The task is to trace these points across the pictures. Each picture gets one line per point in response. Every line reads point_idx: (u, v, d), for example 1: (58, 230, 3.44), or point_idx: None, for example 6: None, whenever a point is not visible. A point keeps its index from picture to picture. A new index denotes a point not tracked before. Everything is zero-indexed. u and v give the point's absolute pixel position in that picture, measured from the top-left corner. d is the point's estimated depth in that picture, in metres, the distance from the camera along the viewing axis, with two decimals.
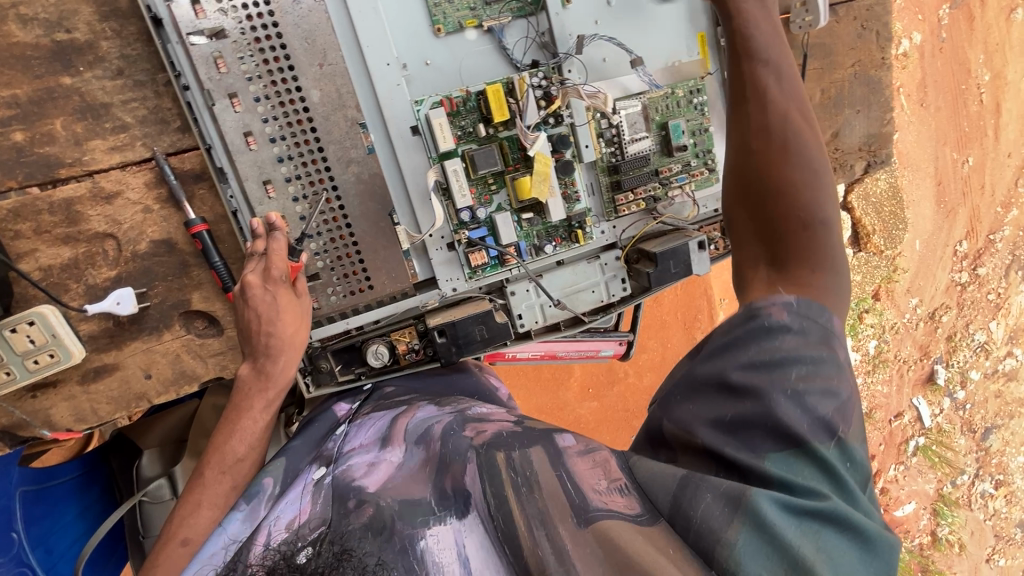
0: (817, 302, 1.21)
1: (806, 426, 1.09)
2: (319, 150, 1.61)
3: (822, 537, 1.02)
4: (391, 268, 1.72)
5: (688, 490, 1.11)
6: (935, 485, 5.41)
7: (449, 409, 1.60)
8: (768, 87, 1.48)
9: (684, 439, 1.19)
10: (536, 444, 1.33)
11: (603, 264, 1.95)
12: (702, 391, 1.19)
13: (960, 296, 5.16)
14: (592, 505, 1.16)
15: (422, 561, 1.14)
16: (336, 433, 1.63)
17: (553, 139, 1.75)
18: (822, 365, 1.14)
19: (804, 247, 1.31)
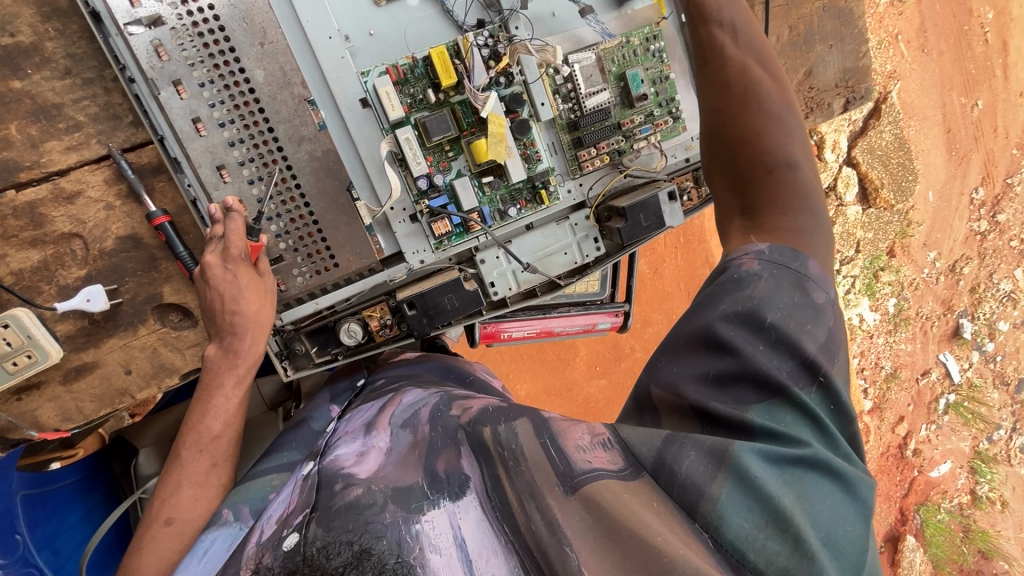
0: (790, 248, 1.25)
1: (784, 372, 1.08)
2: (269, 131, 1.61)
3: (804, 485, 0.99)
4: (355, 245, 1.72)
5: (672, 447, 1.05)
6: (970, 442, 5.24)
7: (435, 391, 1.59)
8: (724, 46, 1.65)
9: (670, 402, 1.13)
10: (522, 417, 1.28)
11: (573, 225, 1.92)
12: (691, 349, 1.15)
13: (981, 247, 5.01)
14: (578, 469, 1.10)
15: (417, 541, 1.07)
16: (325, 431, 1.56)
17: (506, 99, 1.71)
18: (796, 310, 1.14)
19: (772, 190, 1.40)
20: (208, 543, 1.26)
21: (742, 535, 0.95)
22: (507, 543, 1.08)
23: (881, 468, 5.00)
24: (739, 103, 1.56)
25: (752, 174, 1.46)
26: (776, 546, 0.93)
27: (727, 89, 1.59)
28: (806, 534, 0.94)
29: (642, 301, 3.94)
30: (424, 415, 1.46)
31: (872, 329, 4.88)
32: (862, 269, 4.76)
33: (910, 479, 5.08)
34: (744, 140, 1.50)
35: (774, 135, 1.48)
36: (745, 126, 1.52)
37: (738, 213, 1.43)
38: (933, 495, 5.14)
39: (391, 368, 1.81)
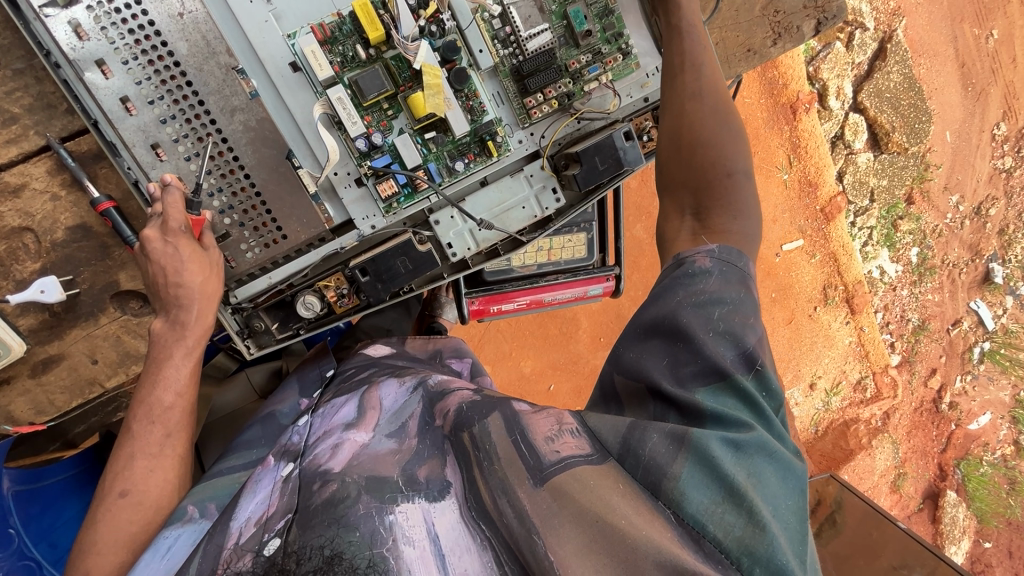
0: (736, 248, 1.22)
1: (730, 360, 1.05)
2: (199, 104, 1.58)
3: (755, 464, 0.97)
4: (301, 214, 1.69)
5: (637, 432, 1.02)
6: (1010, 391, 4.96)
7: (412, 386, 1.43)
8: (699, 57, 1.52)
9: (630, 387, 1.11)
10: (495, 411, 1.18)
11: (529, 176, 1.84)
12: (645, 337, 1.12)
13: (1007, 185, 4.77)
14: (547, 460, 1.04)
15: (391, 533, 1.04)
16: (298, 425, 1.46)
17: (440, 49, 1.64)
18: (742, 305, 1.12)
19: (725, 193, 1.30)
20: (172, 540, 1.22)
21: (702, 509, 0.93)
22: (483, 540, 1.03)
23: (915, 425, 4.73)
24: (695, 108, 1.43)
25: (710, 175, 1.33)
26: (733, 518, 0.92)
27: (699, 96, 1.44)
28: (759, 508, 0.92)
29: (641, 267, 3.82)
30: (412, 428, 1.29)
31: (895, 281, 4.59)
32: (879, 219, 4.41)
33: (948, 434, 4.85)
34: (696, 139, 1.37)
35: (733, 142, 1.37)
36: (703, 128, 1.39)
37: (688, 211, 1.33)
38: (974, 449, 4.91)
39: (361, 357, 1.76)
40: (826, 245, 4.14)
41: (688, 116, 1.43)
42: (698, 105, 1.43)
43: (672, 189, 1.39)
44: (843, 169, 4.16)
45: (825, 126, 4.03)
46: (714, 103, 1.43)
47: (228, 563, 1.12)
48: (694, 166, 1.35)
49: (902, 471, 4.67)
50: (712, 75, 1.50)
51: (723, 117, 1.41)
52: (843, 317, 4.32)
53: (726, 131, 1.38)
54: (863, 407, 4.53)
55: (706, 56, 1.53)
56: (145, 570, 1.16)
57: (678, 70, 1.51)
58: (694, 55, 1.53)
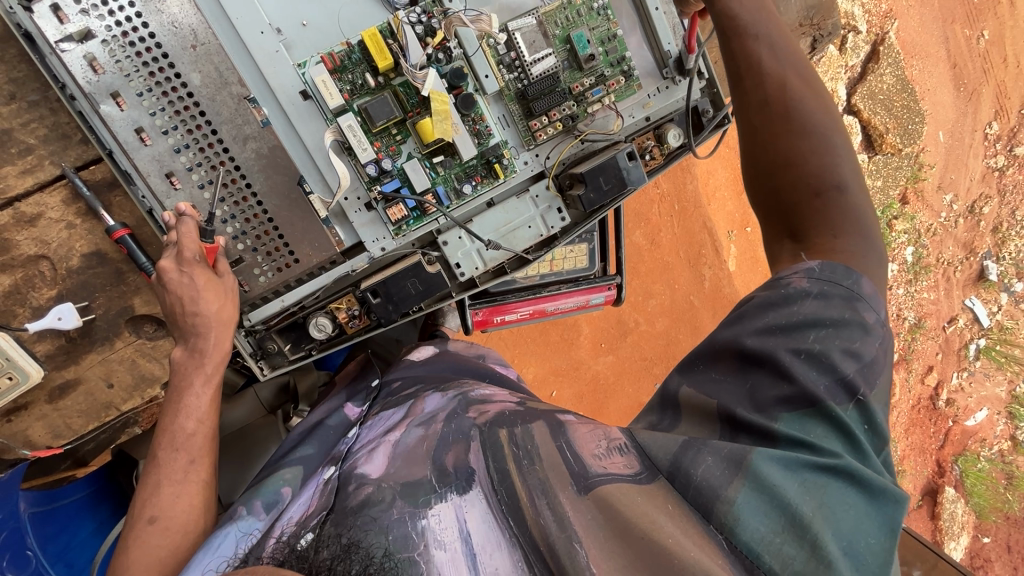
0: (841, 264, 1.17)
1: (823, 386, 1.07)
2: (212, 134, 1.62)
3: (825, 494, 1.00)
4: (313, 238, 1.72)
5: (689, 452, 1.08)
6: (1006, 386, 5.04)
7: (453, 396, 1.50)
8: (761, 58, 1.39)
9: (698, 403, 1.16)
10: (540, 422, 1.30)
11: (534, 197, 1.89)
12: (727, 362, 1.16)
13: (999, 183, 4.86)
14: (593, 470, 1.12)
15: (423, 538, 1.02)
16: (347, 438, 1.53)
17: (447, 76, 1.68)
18: (844, 327, 1.11)
19: (822, 213, 1.24)
20: (223, 539, 1.25)
21: (757, 536, 0.97)
22: (512, 537, 1.05)
23: (913, 422, 4.79)
24: (781, 123, 1.33)
25: (800, 198, 1.27)
26: (792, 550, 0.95)
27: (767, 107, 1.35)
28: (825, 541, 0.95)
29: (642, 273, 3.86)
30: (441, 417, 1.40)
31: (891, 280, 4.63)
32: None
33: (945, 430, 4.91)
34: (785, 162, 1.29)
35: (825, 155, 1.28)
36: (788, 146, 1.30)
37: (784, 235, 1.29)
38: (971, 444, 4.98)
39: (407, 369, 1.81)
40: None
41: (761, 133, 1.35)
42: (767, 120, 1.35)
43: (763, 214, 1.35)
44: None
45: None
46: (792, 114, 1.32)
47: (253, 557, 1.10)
48: (781, 189, 1.30)
49: (901, 468, 4.71)
50: (780, 72, 1.37)
51: (797, 126, 1.31)
52: None
53: (809, 143, 1.29)
54: None
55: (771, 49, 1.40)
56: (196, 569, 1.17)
57: (740, 75, 1.41)
58: (762, 49, 1.40)
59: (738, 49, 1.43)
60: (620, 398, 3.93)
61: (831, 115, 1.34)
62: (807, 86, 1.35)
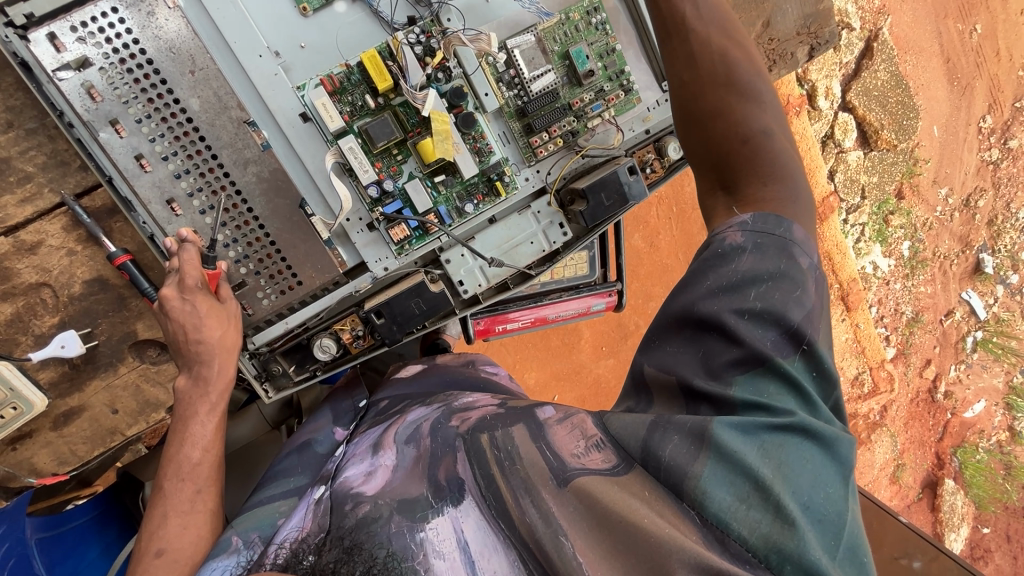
0: (773, 214, 1.22)
1: (769, 343, 1.09)
2: (213, 158, 1.61)
3: (785, 453, 1.01)
4: (316, 260, 1.72)
5: (657, 432, 1.07)
6: (1004, 378, 5.06)
7: (438, 404, 1.47)
8: (687, 17, 1.53)
9: (662, 381, 1.16)
10: (518, 422, 1.23)
11: (535, 213, 1.88)
12: (677, 331, 1.17)
13: (994, 176, 4.87)
14: (571, 464, 1.10)
15: (421, 548, 1.07)
16: (334, 456, 1.52)
17: (447, 95, 1.68)
18: (782, 280, 1.13)
19: (751, 161, 1.33)
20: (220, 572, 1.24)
21: (725, 508, 0.98)
22: (507, 539, 1.07)
23: (912, 416, 4.82)
24: (710, 76, 1.45)
25: (727, 145, 1.36)
26: (758, 515, 0.97)
27: (694, 63, 1.48)
28: (786, 501, 0.96)
29: (641, 276, 3.86)
30: (425, 429, 1.37)
31: (888, 275, 4.66)
32: (870, 215, 4.46)
33: (944, 423, 4.94)
34: (714, 114, 1.40)
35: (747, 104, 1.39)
36: (714, 99, 1.42)
37: (718, 186, 1.36)
38: (970, 436, 5.00)
39: (396, 387, 1.79)
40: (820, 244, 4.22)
41: (688, 84, 1.47)
42: (696, 74, 1.47)
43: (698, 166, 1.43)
44: (834, 169, 4.22)
45: (816, 126, 4.07)
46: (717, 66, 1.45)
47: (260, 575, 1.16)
48: (713, 137, 1.39)
49: (901, 462, 4.74)
50: (705, 29, 1.51)
51: (718, 76, 1.44)
52: (839, 314, 4.38)
53: (730, 93, 1.41)
54: (862, 402, 4.56)
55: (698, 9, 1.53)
56: None
57: (670, 32, 1.54)
58: (691, 11, 1.53)
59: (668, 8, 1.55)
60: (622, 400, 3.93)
61: (753, 69, 1.45)
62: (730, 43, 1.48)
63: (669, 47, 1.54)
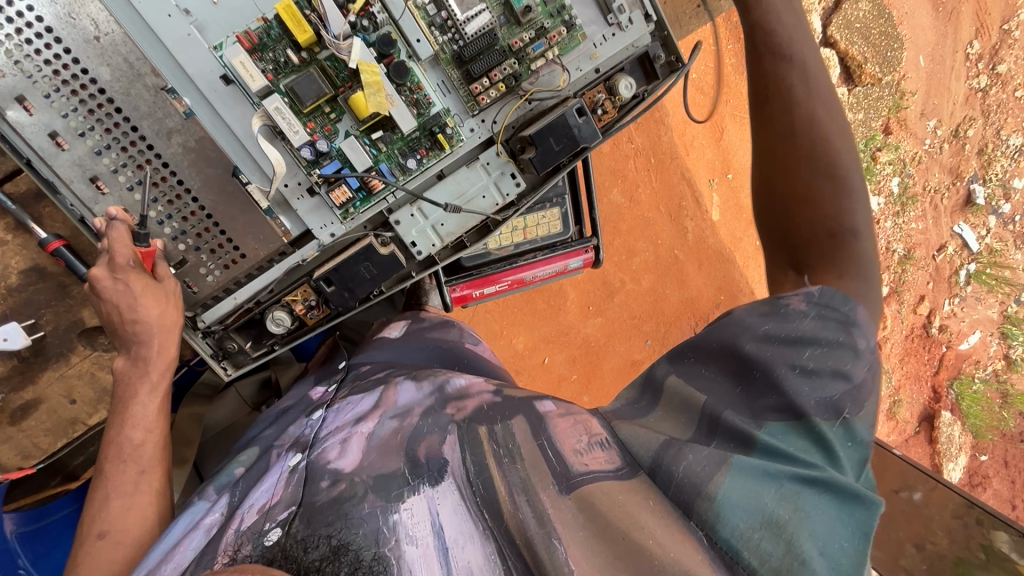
0: (840, 292, 1.21)
1: (812, 403, 1.10)
2: (133, 130, 1.53)
3: (803, 498, 1.02)
4: (257, 230, 1.67)
5: (671, 450, 1.12)
6: (999, 308, 4.94)
7: (429, 389, 1.42)
8: (791, 87, 1.50)
9: (682, 394, 1.19)
10: (518, 414, 1.30)
11: (485, 164, 1.81)
12: (721, 363, 1.18)
13: (983, 104, 4.69)
14: (575, 471, 1.15)
15: (394, 532, 1.06)
16: (310, 419, 1.50)
17: (375, 44, 1.58)
18: (836, 349, 1.13)
19: (829, 253, 1.32)
20: (182, 539, 1.24)
21: (736, 533, 1.02)
22: (486, 530, 1.10)
23: (907, 352, 4.75)
24: (803, 154, 1.43)
25: (813, 234, 1.37)
26: (769, 547, 1.00)
27: (792, 136, 1.46)
28: (798, 542, 0.99)
29: (623, 229, 3.70)
30: (417, 412, 1.36)
31: (878, 214, 4.51)
32: None
33: (939, 356, 4.87)
34: (798, 198, 1.41)
35: (837, 195, 1.37)
36: (800, 181, 1.42)
37: (791, 269, 1.39)
38: (966, 367, 4.94)
39: (375, 352, 1.77)
40: None
41: (783, 160, 1.47)
42: (789, 149, 1.46)
43: (773, 249, 1.47)
44: None
45: None
46: (812, 145, 1.43)
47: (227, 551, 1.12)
48: (794, 223, 1.41)
49: (897, 398, 4.70)
50: (812, 103, 1.47)
51: (816, 153, 1.42)
52: None
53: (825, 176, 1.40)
54: None
55: (799, 75, 1.50)
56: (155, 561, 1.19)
57: (766, 99, 1.52)
58: (800, 87, 1.49)
59: (771, 73, 1.53)
60: (612, 359, 3.76)
61: (857, 158, 1.42)
62: (838, 125, 1.45)
63: (764, 112, 1.53)
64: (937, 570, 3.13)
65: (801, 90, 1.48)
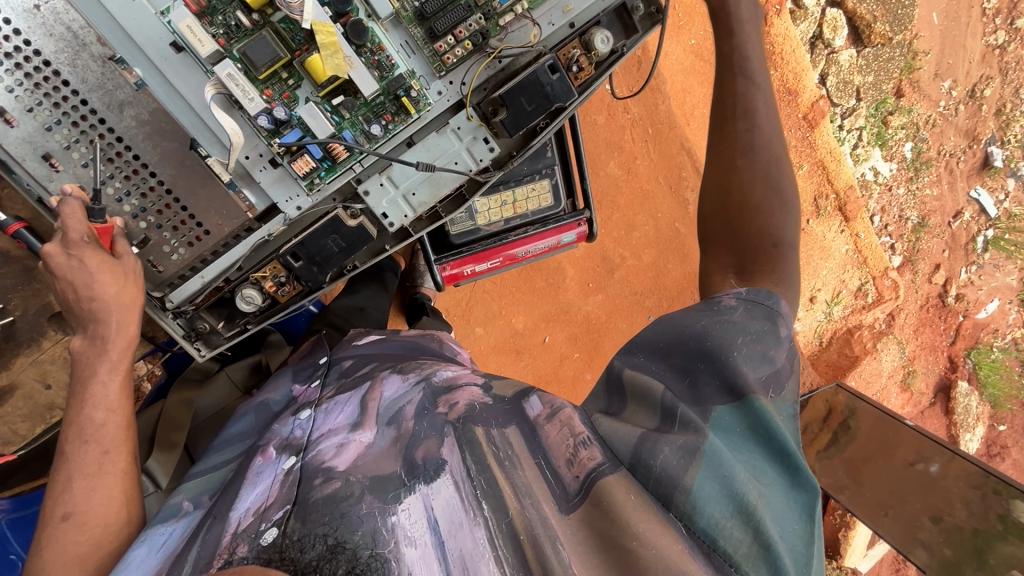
0: (765, 288, 1.26)
1: (751, 380, 1.08)
2: (83, 104, 1.47)
3: (761, 486, 1.02)
4: (219, 206, 1.62)
5: (647, 444, 1.05)
6: (1017, 275, 4.74)
7: (415, 380, 1.42)
8: (755, 109, 1.53)
9: (639, 386, 1.15)
10: (512, 423, 1.24)
11: (455, 129, 1.72)
12: (669, 358, 1.17)
13: (1001, 61, 4.43)
14: (572, 488, 1.08)
15: (393, 534, 1.02)
16: (299, 419, 1.46)
17: (331, 3, 1.50)
18: (762, 336, 1.15)
19: (767, 260, 1.35)
20: (166, 534, 1.25)
21: (712, 523, 0.97)
22: (480, 519, 1.05)
23: (922, 322, 4.57)
24: (757, 170, 1.46)
25: (757, 242, 1.38)
26: (740, 535, 0.96)
27: (751, 154, 1.48)
28: (766, 528, 0.96)
29: (622, 203, 3.56)
30: (410, 412, 1.31)
31: (890, 181, 4.33)
32: (867, 118, 4.13)
33: (955, 326, 4.69)
34: (745, 208, 1.42)
35: (780, 209, 1.41)
36: (750, 190, 1.44)
37: (732, 270, 1.38)
38: (984, 337, 4.78)
39: (356, 349, 1.74)
40: (812, 153, 3.97)
41: (738, 173, 1.47)
42: (749, 163, 1.47)
43: (716, 246, 1.46)
44: (825, 72, 3.93)
45: (802, 27, 3.80)
46: (764, 161, 1.47)
47: (225, 550, 1.10)
48: (742, 229, 1.41)
49: (912, 369, 4.56)
50: (766, 129, 1.51)
51: (764, 172, 1.45)
52: (838, 226, 4.14)
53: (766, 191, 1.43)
54: (865, 312, 4.35)
55: (760, 101, 1.54)
56: (136, 564, 1.17)
57: (729, 117, 1.54)
58: (756, 107, 1.53)
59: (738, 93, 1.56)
60: (615, 336, 3.66)
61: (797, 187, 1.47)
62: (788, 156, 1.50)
63: (727, 127, 1.54)
64: (956, 543, 3.06)
65: (763, 117, 1.52)
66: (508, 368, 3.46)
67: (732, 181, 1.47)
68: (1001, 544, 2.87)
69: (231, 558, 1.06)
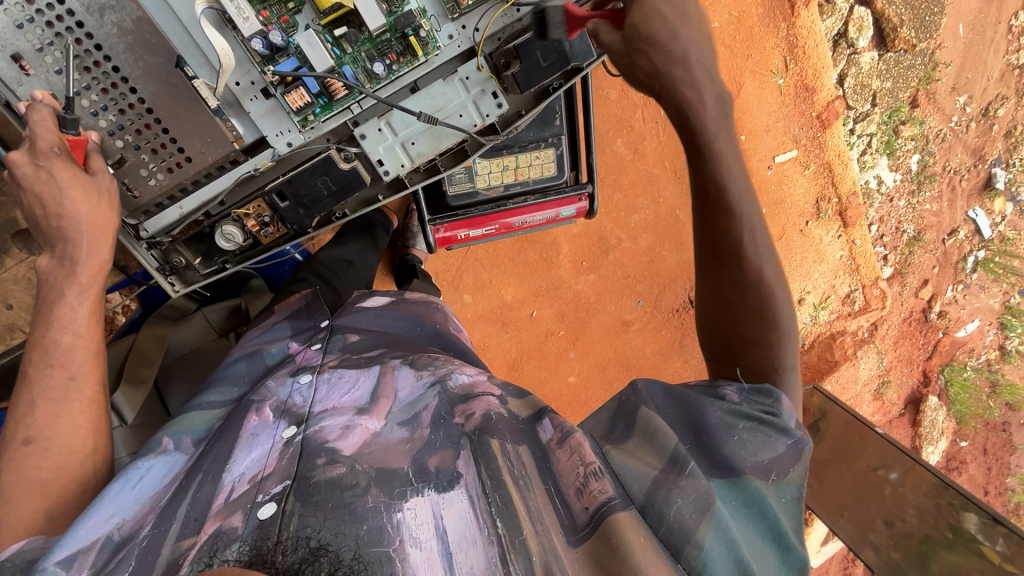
0: (766, 385, 1.23)
1: (748, 464, 1.11)
2: (59, 3, 1.34)
3: (757, 557, 1.04)
4: (204, 131, 1.51)
5: (660, 492, 1.05)
6: (1001, 298, 4.78)
7: (430, 380, 1.32)
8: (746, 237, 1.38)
9: (648, 434, 1.14)
10: (524, 442, 1.18)
11: (463, 79, 1.61)
12: (677, 426, 1.18)
13: (1018, 82, 4.32)
14: (580, 520, 1.05)
15: (397, 533, 0.96)
16: (298, 384, 1.38)
17: None
18: (764, 424, 1.16)
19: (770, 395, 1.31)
20: (144, 470, 1.22)
21: None
22: (492, 536, 0.99)
23: (903, 335, 4.60)
24: (752, 303, 1.36)
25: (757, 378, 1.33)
26: None
27: (744, 288, 1.37)
28: None
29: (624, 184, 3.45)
30: (425, 418, 1.23)
31: (892, 191, 4.29)
32: (879, 125, 4.05)
33: (935, 342, 4.72)
34: (744, 345, 1.36)
35: (778, 337, 1.34)
36: (744, 326, 1.37)
37: None
38: (959, 355, 4.82)
39: (359, 316, 1.66)
40: (820, 154, 3.89)
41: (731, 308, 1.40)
42: (744, 299, 1.37)
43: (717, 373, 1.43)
44: (845, 72, 3.81)
45: (827, 23, 3.68)
46: (758, 296, 1.36)
47: (218, 515, 1.04)
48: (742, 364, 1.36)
49: (887, 379, 4.61)
50: (761, 255, 1.38)
51: (756, 304, 1.36)
52: (835, 231, 4.09)
53: (761, 323, 1.35)
54: (851, 319, 4.33)
55: (755, 225, 1.38)
56: (116, 499, 1.13)
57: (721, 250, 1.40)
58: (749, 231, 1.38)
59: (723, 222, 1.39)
60: (602, 317, 3.61)
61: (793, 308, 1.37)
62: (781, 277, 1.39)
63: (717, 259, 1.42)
64: (903, 547, 3.13)
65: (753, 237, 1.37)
66: (492, 338, 3.43)
67: (726, 317, 1.41)
68: (945, 552, 2.96)
69: (224, 530, 0.99)
